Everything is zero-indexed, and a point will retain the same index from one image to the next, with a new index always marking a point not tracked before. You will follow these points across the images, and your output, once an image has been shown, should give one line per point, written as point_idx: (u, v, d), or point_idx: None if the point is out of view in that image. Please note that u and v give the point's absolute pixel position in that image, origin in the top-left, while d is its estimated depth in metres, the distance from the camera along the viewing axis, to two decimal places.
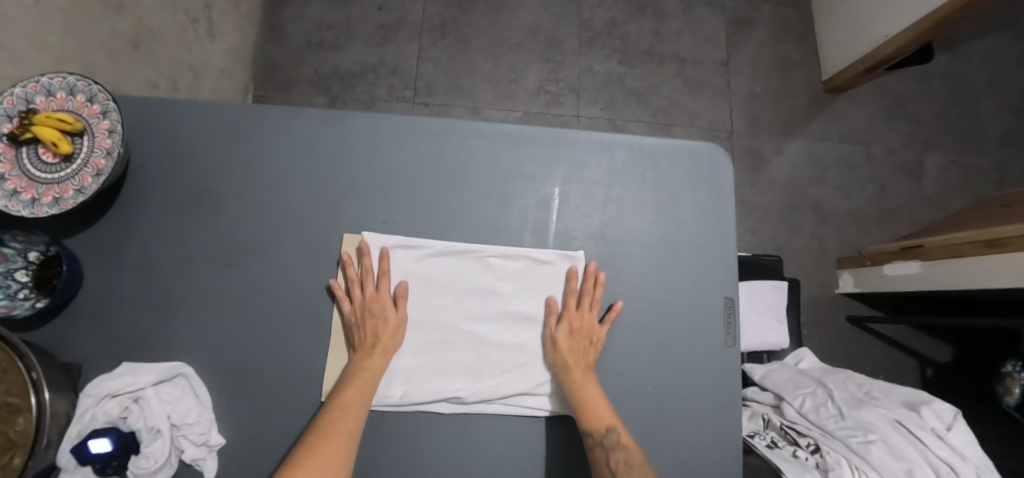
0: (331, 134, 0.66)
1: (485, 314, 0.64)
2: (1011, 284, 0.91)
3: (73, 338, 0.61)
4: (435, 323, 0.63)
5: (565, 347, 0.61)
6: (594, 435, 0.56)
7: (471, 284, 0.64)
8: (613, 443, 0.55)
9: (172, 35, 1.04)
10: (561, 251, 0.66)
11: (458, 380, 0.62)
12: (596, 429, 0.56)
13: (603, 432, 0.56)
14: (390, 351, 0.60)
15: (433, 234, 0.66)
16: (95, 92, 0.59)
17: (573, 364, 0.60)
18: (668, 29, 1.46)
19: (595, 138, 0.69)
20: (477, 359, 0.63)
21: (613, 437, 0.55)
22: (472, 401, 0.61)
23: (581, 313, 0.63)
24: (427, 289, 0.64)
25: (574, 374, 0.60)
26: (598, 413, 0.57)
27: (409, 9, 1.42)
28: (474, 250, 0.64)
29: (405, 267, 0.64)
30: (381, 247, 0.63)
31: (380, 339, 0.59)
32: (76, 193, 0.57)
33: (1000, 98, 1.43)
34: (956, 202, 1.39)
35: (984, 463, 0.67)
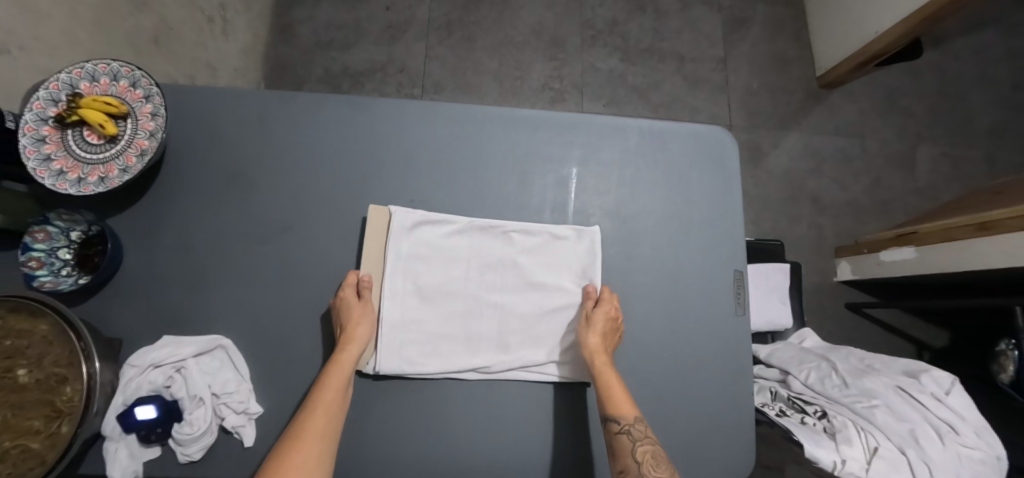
0: (357, 118, 0.69)
1: (510, 286, 0.67)
2: (1003, 264, 0.95)
3: (114, 313, 0.63)
4: (462, 295, 0.66)
5: (597, 330, 0.62)
6: (622, 421, 0.56)
7: (495, 258, 0.67)
8: (638, 431, 0.55)
9: (189, 32, 1.06)
10: (577, 226, 0.69)
11: (485, 349, 0.65)
12: (625, 415, 0.56)
13: (630, 421, 0.56)
14: (362, 338, 0.59)
15: (457, 212, 0.69)
16: (138, 77, 0.62)
17: (598, 348, 0.61)
18: (667, 27, 1.51)
19: (608, 121, 0.72)
20: (505, 329, 0.66)
21: (639, 427, 0.56)
22: (498, 369, 0.64)
23: (610, 303, 0.65)
24: (454, 264, 0.66)
25: (598, 359, 0.61)
26: (620, 403, 0.57)
27: (416, 9, 1.46)
28: (498, 225, 0.67)
29: (432, 242, 0.66)
30: (406, 222, 0.65)
31: (348, 328, 0.59)
32: (121, 172, 0.60)
33: (986, 92, 1.50)
34: (949, 192, 1.44)
35: (982, 424, 0.71)
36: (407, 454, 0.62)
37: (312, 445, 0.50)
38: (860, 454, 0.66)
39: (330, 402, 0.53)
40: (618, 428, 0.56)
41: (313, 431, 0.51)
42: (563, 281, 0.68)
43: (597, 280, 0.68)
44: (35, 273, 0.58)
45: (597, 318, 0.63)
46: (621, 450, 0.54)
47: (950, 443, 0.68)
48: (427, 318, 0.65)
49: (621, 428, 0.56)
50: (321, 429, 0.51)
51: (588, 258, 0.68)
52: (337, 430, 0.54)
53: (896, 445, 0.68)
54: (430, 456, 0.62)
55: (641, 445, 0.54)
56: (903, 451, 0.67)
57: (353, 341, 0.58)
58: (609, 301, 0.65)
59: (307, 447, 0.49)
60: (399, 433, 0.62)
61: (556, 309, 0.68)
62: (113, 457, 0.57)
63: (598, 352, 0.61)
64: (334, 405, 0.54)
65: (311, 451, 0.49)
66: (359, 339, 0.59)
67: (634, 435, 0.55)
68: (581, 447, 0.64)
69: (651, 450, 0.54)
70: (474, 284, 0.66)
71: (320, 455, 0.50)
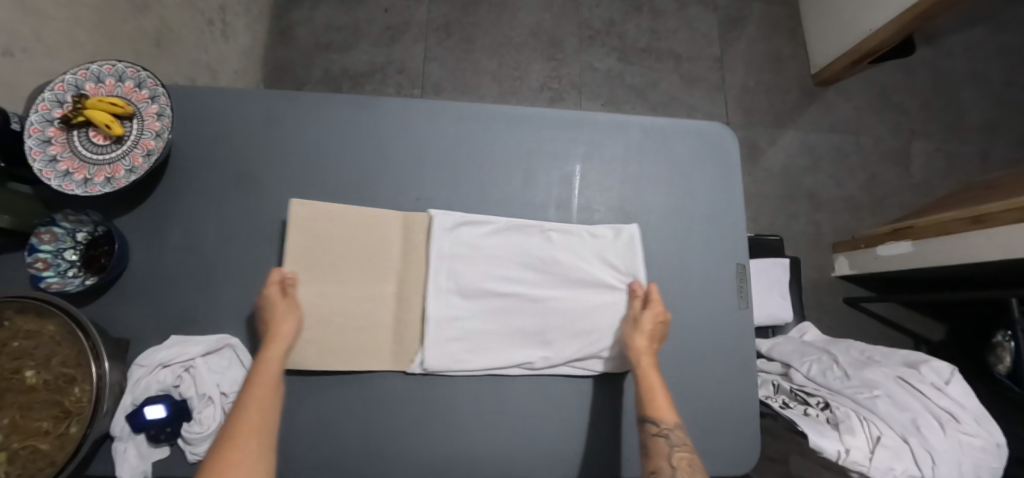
0: (363, 117, 0.69)
1: (551, 282, 0.68)
2: (1000, 256, 0.97)
3: (122, 313, 0.63)
4: (504, 292, 0.67)
5: (645, 332, 0.62)
6: (660, 423, 0.56)
7: (533, 256, 0.68)
8: (677, 437, 0.55)
9: (190, 34, 1.06)
10: (615, 225, 0.70)
11: (528, 346, 0.66)
12: (665, 419, 0.56)
13: (670, 426, 0.56)
14: (291, 335, 0.57)
15: (495, 211, 0.69)
16: (144, 78, 0.62)
17: (645, 350, 0.61)
18: (664, 27, 1.52)
19: (611, 118, 0.73)
20: (545, 326, 0.67)
21: (677, 433, 0.55)
22: (541, 366, 0.65)
23: (660, 304, 0.65)
24: (495, 262, 0.67)
25: (644, 361, 0.60)
26: (662, 406, 0.57)
27: (415, 11, 1.46)
28: (535, 225, 0.69)
29: (472, 240, 0.67)
30: (448, 222, 0.66)
31: (275, 326, 0.56)
32: (128, 172, 0.60)
33: (979, 89, 1.52)
34: (943, 187, 1.46)
35: (981, 412, 0.73)
36: (416, 450, 0.62)
37: (245, 441, 0.46)
38: (863, 444, 0.67)
39: (262, 398, 0.50)
40: (656, 430, 0.55)
41: (247, 428, 0.47)
42: (600, 278, 0.68)
43: (641, 276, 0.68)
44: (42, 275, 0.58)
45: (647, 319, 0.63)
46: (656, 452, 0.54)
47: (951, 431, 0.69)
48: (468, 315, 0.66)
49: (658, 430, 0.55)
50: (256, 425, 0.48)
51: (630, 254, 0.69)
52: (275, 428, 0.50)
53: (898, 433, 0.69)
54: (438, 452, 0.62)
55: (677, 450, 0.54)
56: (905, 440, 0.68)
57: (279, 338, 0.56)
58: (658, 304, 0.65)
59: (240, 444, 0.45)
60: (408, 429, 0.62)
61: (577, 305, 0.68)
62: (122, 457, 0.57)
63: (643, 354, 0.61)
64: (267, 400, 0.50)
65: (246, 448, 0.45)
66: (286, 336, 0.56)
67: (672, 440, 0.54)
68: (589, 441, 0.65)
69: (687, 456, 0.53)
70: (404, 286, 0.65)
71: (258, 453, 0.46)
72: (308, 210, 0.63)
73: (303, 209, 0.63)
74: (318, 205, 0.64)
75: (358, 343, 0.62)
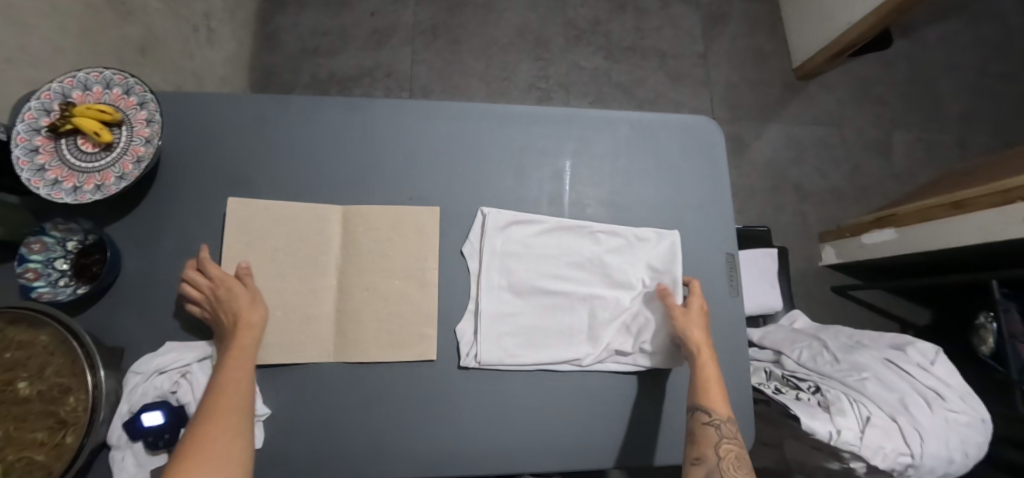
0: (355, 119, 0.70)
1: (598, 280, 0.70)
2: (980, 239, 1.00)
3: (114, 321, 0.63)
4: (556, 290, 0.69)
5: (697, 325, 0.64)
6: (713, 414, 0.58)
7: (581, 255, 0.70)
8: (728, 429, 0.57)
9: (175, 42, 1.05)
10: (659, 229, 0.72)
11: (577, 343, 0.67)
12: (719, 411, 0.58)
13: (723, 417, 0.58)
14: (259, 322, 0.57)
15: (522, 208, 0.70)
16: (133, 85, 0.62)
17: (702, 341, 0.63)
18: (649, 25, 1.55)
19: (599, 115, 0.74)
20: (592, 323, 0.68)
21: (729, 425, 0.58)
22: (589, 362, 0.66)
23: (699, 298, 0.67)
24: (546, 261, 0.69)
25: (704, 350, 0.62)
26: (717, 397, 0.59)
27: (402, 14, 1.47)
28: (585, 226, 0.71)
29: (523, 239, 0.69)
30: (499, 222, 0.68)
31: (241, 315, 0.57)
32: (118, 179, 0.60)
33: (955, 78, 1.56)
34: (924, 175, 1.50)
35: (966, 390, 0.75)
36: (416, 449, 0.62)
37: (226, 423, 0.47)
38: (854, 424, 0.69)
39: (239, 381, 0.51)
40: (709, 419, 0.58)
41: (226, 412, 0.48)
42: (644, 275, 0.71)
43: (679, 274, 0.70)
44: (32, 285, 0.57)
45: (698, 312, 0.65)
46: (705, 439, 0.57)
47: (938, 409, 0.71)
48: (521, 312, 0.68)
49: (709, 420, 0.58)
50: (233, 409, 0.49)
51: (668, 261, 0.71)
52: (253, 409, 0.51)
53: (887, 413, 0.71)
54: (439, 449, 0.62)
55: (726, 442, 0.56)
56: (894, 419, 0.70)
57: (248, 327, 0.56)
58: (700, 298, 0.67)
59: (217, 426, 0.47)
60: (408, 427, 0.63)
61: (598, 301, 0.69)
62: (120, 466, 0.56)
63: (702, 344, 0.63)
64: (245, 384, 0.52)
65: (225, 429, 0.47)
66: (255, 326, 0.57)
67: (723, 431, 0.57)
68: (589, 433, 0.65)
69: (735, 448, 0.56)
70: (346, 278, 0.64)
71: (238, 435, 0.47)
72: (246, 206, 0.65)
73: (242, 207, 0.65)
74: (255, 201, 0.65)
75: (299, 338, 0.62)
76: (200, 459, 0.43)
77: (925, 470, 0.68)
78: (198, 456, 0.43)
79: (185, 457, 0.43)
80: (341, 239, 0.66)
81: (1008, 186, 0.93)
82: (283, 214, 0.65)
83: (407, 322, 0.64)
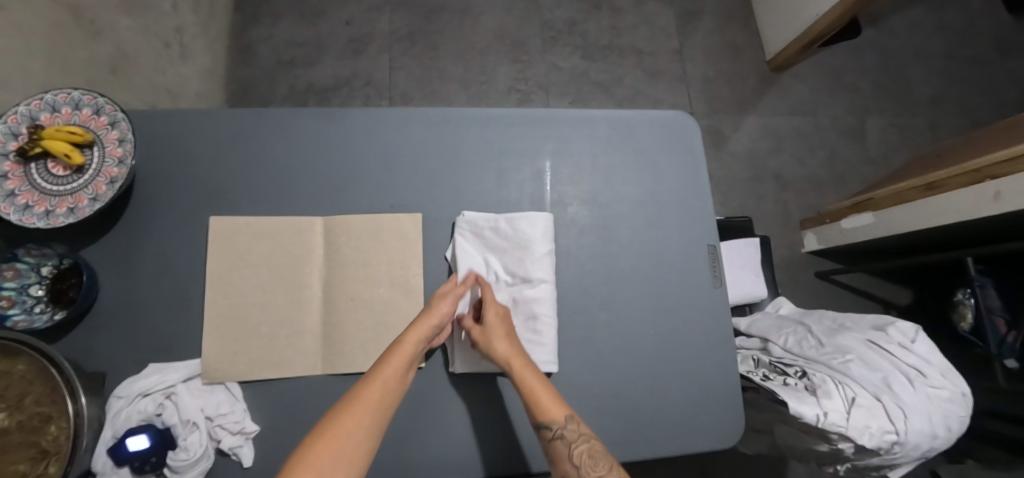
0: (333, 129, 0.69)
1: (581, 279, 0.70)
2: (953, 219, 1.02)
3: (94, 345, 0.61)
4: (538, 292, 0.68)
5: (497, 341, 0.59)
6: (553, 426, 0.54)
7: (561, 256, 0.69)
8: (574, 433, 0.53)
9: (146, 60, 1.04)
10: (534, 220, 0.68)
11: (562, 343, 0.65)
12: (554, 420, 0.54)
13: (561, 422, 0.54)
14: (436, 320, 0.59)
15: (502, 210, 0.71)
16: (102, 105, 0.61)
17: (512, 352, 0.58)
18: (624, 23, 1.57)
19: (577, 114, 0.75)
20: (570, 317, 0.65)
21: (572, 428, 0.54)
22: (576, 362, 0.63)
23: (497, 307, 0.63)
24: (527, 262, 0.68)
25: (516, 362, 0.58)
26: (549, 405, 0.55)
27: (377, 22, 1.47)
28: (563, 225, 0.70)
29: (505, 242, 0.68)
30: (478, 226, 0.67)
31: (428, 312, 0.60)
32: (91, 201, 0.59)
33: (923, 63, 1.61)
34: (898, 159, 1.54)
35: (946, 366, 0.77)
36: (409, 458, 0.61)
37: (360, 412, 0.50)
38: (840, 405, 0.70)
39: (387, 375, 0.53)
40: (552, 434, 0.54)
41: (365, 400, 0.51)
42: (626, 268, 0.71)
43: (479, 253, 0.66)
44: (7, 313, 0.56)
45: (493, 323, 0.61)
46: (559, 456, 0.53)
47: (919, 386, 0.73)
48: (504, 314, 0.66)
49: (554, 434, 0.54)
50: (375, 400, 0.51)
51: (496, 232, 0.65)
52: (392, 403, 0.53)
53: (870, 393, 0.72)
54: (432, 457, 0.62)
55: (577, 446, 0.53)
56: (878, 398, 0.72)
57: (421, 323, 0.58)
58: (495, 310, 0.62)
59: (359, 408, 0.50)
60: (400, 435, 0.62)
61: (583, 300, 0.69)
62: None
63: (513, 356, 0.58)
64: (394, 378, 0.54)
65: (360, 417, 0.49)
66: (432, 322, 0.59)
67: (568, 437, 0.53)
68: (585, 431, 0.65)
69: (587, 449, 0.52)
70: (331, 288, 0.64)
71: (371, 426, 0.50)
72: (228, 224, 0.65)
73: (224, 224, 0.65)
74: (237, 218, 0.65)
75: (286, 353, 0.62)
76: (323, 441, 0.46)
77: (909, 447, 0.70)
78: (331, 429, 0.47)
79: (315, 433, 0.47)
80: (324, 250, 0.65)
81: (979, 166, 0.96)
82: (265, 229, 0.65)
83: (394, 330, 0.64)
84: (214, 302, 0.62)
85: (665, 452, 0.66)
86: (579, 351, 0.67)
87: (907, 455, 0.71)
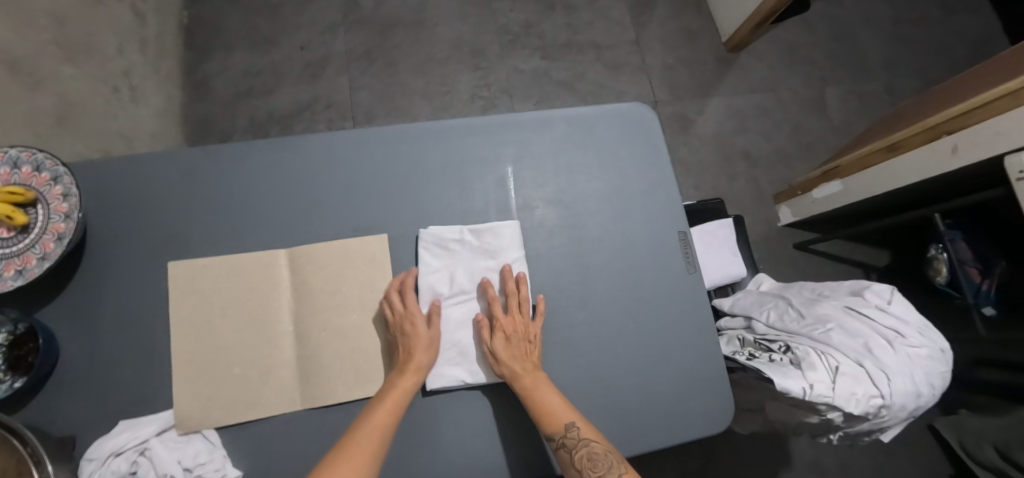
0: (287, 158, 0.68)
1: (554, 281, 0.70)
2: (916, 179, 1.05)
3: (60, 408, 0.59)
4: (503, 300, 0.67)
5: (506, 357, 0.60)
6: (558, 436, 0.56)
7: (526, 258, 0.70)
8: (575, 440, 0.55)
9: (95, 106, 1.01)
10: (494, 226, 0.68)
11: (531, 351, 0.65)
12: (556, 429, 0.56)
13: (563, 432, 0.56)
14: (423, 368, 0.59)
15: (467, 220, 0.70)
16: (42, 160, 0.59)
17: (522, 372, 0.60)
18: (580, 20, 1.58)
19: (534, 116, 0.75)
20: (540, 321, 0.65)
21: (573, 435, 0.55)
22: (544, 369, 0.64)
23: (512, 320, 0.63)
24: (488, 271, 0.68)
25: (524, 382, 0.59)
26: (556, 415, 0.57)
27: (333, 43, 1.45)
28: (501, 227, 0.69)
29: (465, 254, 0.68)
30: (437, 243, 0.67)
31: (413, 355, 0.59)
32: (39, 261, 0.57)
33: (873, 29, 1.65)
34: (860, 125, 1.57)
35: (924, 324, 0.78)
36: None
37: (354, 463, 0.50)
38: (825, 376, 0.70)
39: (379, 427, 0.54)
40: (556, 444, 0.56)
41: (358, 451, 0.51)
42: (600, 265, 0.71)
43: (439, 272, 0.66)
44: None
45: (501, 344, 0.61)
46: (564, 463, 0.55)
47: (900, 347, 0.74)
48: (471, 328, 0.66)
49: (560, 443, 0.56)
50: (365, 450, 0.51)
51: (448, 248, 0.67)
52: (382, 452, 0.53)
53: (853, 359, 0.73)
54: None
55: (579, 452, 0.54)
56: (861, 364, 0.72)
57: (414, 370, 0.59)
58: (518, 327, 0.63)
59: (349, 462, 0.50)
60: (386, 462, 0.61)
61: (558, 301, 0.69)
62: None
63: (519, 376, 0.59)
64: (384, 428, 0.54)
65: (352, 469, 0.49)
66: (422, 369, 0.59)
67: (571, 444, 0.55)
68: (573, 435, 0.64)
69: (587, 454, 0.54)
70: (301, 320, 0.63)
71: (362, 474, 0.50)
72: (187, 267, 0.63)
73: (184, 269, 0.63)
74: (195, 260, 0.63)
75: (261, 392, 0.60)
76: None
77: (896, 409, 0.71)
78: None
79: None
80: (291, 282, 0.64)
81: (934, 123, 0.98)
82: (225, 268, 0.63)
83: (369, 356, 0.62)
84: (181, 348, 0.61)
85: (657, 445, 0.65)
86: (559, 354, 0.67)
87: (894, 417, 0.72)
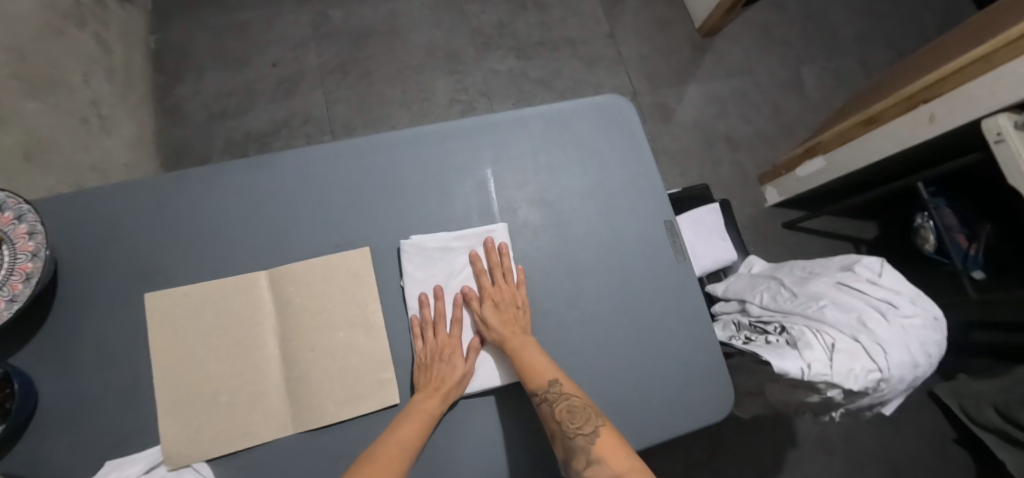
0: (260, 178, 0.67)
1: (542, 281, 0.69)
2: (896, 152, 1.05)
3: (42, 454, 0.57)
4: None
5: (495, 322, 0.62)
6: (541, 390, 0.55)
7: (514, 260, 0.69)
8: (557, 394, 0.55)
9: (64, 139, 0.98)
10: (487, 227, 0.68)
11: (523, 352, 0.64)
12: (539, 384, 0.56)
13: (545, 387, 0.55)
14: (449, 395, 0.58)
15: (450, 227, 0.69)
16: (5, 200, 0.57)
17: (510, 336, 0.61)
18: (552, 17, 1.58)
19: (509, 116, 0.74)
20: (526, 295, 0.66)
21: (556, 390, 0.55)
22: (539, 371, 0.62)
23: (500, 288, 0.65)
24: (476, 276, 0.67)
25: (512, 343, 0.60)
26: (539, 371, 0.57)
27: (305, 58, 1.44)
28: (484, 232, 0.68)
29: (451, 261, 0.67)
30: (421, 250, 0.65)
31: (443, 380, 0.59)
32: (8, 303, 0.54)
33: (842, 6, 1.66)
34: (838, 101, 1.58)
35: (916, 292, 0.77)
36: None
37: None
38: (822, 354, 0.70)
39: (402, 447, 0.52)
40: (539, 398, 0.55)
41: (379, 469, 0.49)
42: (588, 261, 0.70)
43: (427, 280, 0.65)
44: None
45: (490, 311, 0.63)
46: (545, 418, 0.55)
47: (894, 319, 0.73)
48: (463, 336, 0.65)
49: (542, 398, 0.55)
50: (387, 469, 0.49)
51: (432, 256, 0.66)
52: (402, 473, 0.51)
53: (849, 336, 0.73)
54: None
55: (559, 404, 0.54)
56: (857, 339, 0.72)
57: (442, 396, 0.58)
58: (506, 295, 0.64)
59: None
60: None
61: (549, 301, 0.68)
62: None
63: (507, 339, 0.61)
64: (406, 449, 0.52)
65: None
66: (451, 396, 0.58)
67: (552, 398, 0.55)
68: None
69: (566, 406, 0.54)
70: (288, 343, 0.61)
71: None
72: (164, 298, 0.61)
73: (161, 300, 0.61)
74: (173, 290, 0.61)
75: (250, 419, 0.58)
76: None
77: (895, 382, 0.70)
78: None
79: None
80: (274, 304, 0.62)
81: (911, 93, 0.99)
82: (204, 295, 0.61)
83: (360, 373, 0.61)
84: (164, 382, 0.59)
85: (661, 438, 0.64)
86: (555, 355, 0.66)
87: (894, 389, 0.72)
